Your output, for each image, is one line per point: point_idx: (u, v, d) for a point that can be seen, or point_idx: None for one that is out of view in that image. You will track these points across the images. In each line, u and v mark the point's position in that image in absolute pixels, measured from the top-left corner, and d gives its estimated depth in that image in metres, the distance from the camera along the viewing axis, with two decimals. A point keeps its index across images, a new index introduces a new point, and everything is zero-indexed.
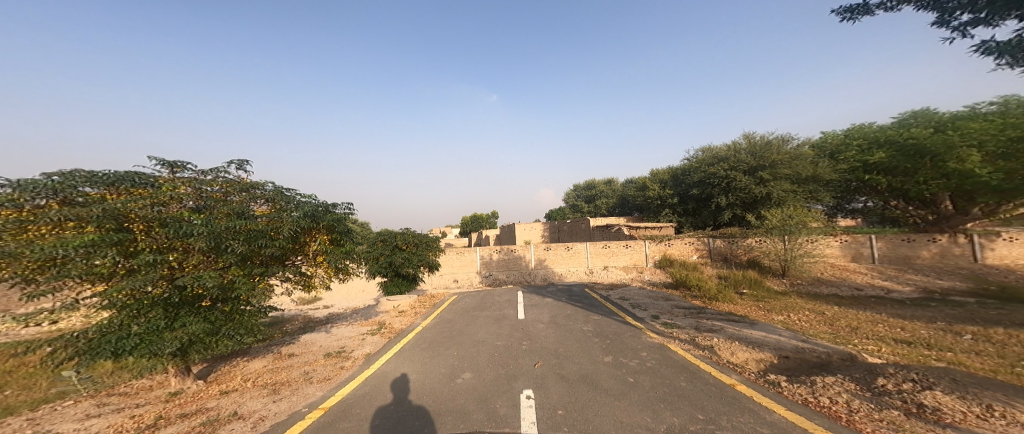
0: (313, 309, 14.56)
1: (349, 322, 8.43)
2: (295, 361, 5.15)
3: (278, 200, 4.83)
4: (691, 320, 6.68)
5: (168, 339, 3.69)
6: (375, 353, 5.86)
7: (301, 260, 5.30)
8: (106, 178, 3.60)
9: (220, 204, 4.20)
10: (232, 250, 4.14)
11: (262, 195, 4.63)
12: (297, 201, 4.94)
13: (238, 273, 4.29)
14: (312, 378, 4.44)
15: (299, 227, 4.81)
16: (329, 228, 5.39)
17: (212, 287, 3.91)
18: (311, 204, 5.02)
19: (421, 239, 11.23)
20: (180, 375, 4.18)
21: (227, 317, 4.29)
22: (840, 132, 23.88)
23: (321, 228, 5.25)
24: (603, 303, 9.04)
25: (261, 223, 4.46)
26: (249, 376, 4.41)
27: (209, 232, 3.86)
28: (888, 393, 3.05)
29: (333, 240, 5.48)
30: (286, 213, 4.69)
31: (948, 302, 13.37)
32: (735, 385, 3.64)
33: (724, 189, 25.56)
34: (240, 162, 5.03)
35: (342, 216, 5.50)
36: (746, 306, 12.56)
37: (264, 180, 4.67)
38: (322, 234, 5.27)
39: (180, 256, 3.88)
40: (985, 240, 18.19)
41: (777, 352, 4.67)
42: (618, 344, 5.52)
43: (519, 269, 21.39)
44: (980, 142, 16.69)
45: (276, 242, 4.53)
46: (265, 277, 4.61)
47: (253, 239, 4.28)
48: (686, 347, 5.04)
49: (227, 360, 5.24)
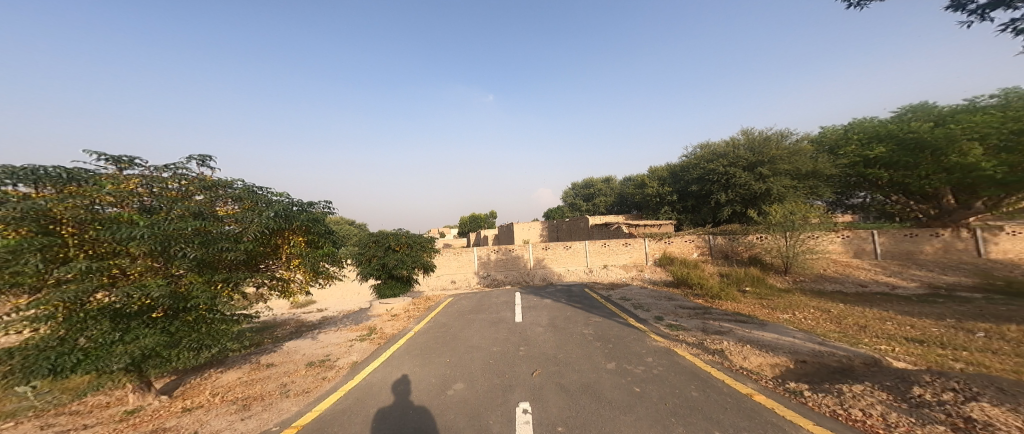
0: (306, 313, 14.17)
1: (339, 327, 8.07)
2: (272, 372, 4.83)
3: (243, 200, 4.51)
4: (696, 321, 6.36)
5: (115, 354, 3.36)
6: (361, 361, 5.53)
7: (275, 264, 4.99)
8: (35, 175, 3.25)
9: (173, 204, 3.85)
10: (185, 255, 3.78)
11: (224, 194, 4.30)
12: (268, 200, 4.63)
13: (196, 280, 3.96)
14: (288, 392, 4.09)
15: (268, 229, 4.47)
16: (305, 229, 5.10)
17: (161, 296, 3.55)
18: (281, 203, 4.69)
19: (415, 240, 10.85)
20: (139, 392, 3.85)
21: (188, 328, 3.95)
22: (839, 126, 23.63)
23: (294, 229, 4.93)
24: (604, 303, 8.72)
25: (221, 224, 4.11)
26: (219, 390, 4.08)
27: (153, 235, 3.49)
28: (928, 405, 2.73)
29: (309, 242, 5.15)
30: (254, 214, 4.36)
31: (955, 298, 13.14)
32: (753, 395, 3.31)
33: (723, 185, 25.28)
34: (202, 159, 4.68)
35: (319, 216, 5.19)
36: (750, 304, 12.30)
37: (231, 179, 4.36)
38: (297, 236, 4.98)
39: (124, 263, 3.51)
40: (988, 235, 18.01)
41: (793, 356, 4.35)
42: (621, 349, 5.20)
43: (518, 269, 21.02)
44: (981, 135, 16.48)
45: (241, 245, 4.19)
46: (229, 283, 4.27)
47: (211, 243, 3.94)
48: (694, 352, 4.71)
49: (198, 372, 4.90)
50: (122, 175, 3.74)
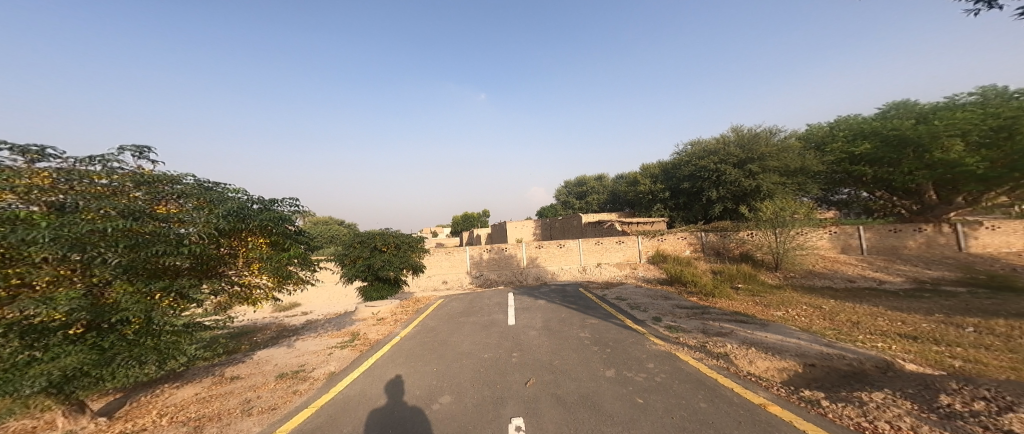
0: (289, 317, 13.61)
1: (320, 333, 7.63)
2: (236, 387, 4.49)
3: (189, 198, 4.13)
4: (696, 322, 6.15)
5: (29, 377, 2.95)
6: (338, 371, 5.17)
7: (232, 269, 4.60)
8: None
9: (95, 200, 3.39)
10: (106, 261, 3.32)
11: (165, 191, 3.90)
12: (221, 198, 4.31)
13: (127, 290, 3.49)
14: (251, 409, 3.74)
15: (216, 229, 4.10)
16: (265, 230, 4.76)
17: (76, 310, 3.09)
18: (234, 202, 4.32)
19: (403, 239, 10.39)
20: (70, 415, 3.45)
21: (126, 343, 3.54)
22: (826, 123, 23.89)
23: (251, 229, 4.58)
24: (599, 304, 8.46)
25: (153, 225, 3.68)
26: (169, 409, 3.75)
27: (58, 238, 3.01)
28: (959, 415, 2.49)
29: (270, 244, 4.87)
30: (198, 214, 4.00)
31: (941, 293, 13.32)
32: (767, 405, 3.06)
33: (714, 182, 25.36)
34: (134, 148, 4.06)
35: (282, 215, 4.87)
36: (744, 302, 12.26)
37: (177, 175, 4.02)
38: (256, 237, 4.66)
39: (22, 273, 3.00)
40: (968, 229, 18.34)
41: (800, 359, 4.13)
42: (621, 354, 4.94)
43: (511, 268, 20.70)
44: (963, 131, 16.59)
45: (181, 249, 3.77)
46: (171, 293, 3.81)
47: (143, 247, 3.53)
48: (698, 356, 4.47)
49: (148, 388, 4.48)
50: (34, 168, 3.29)
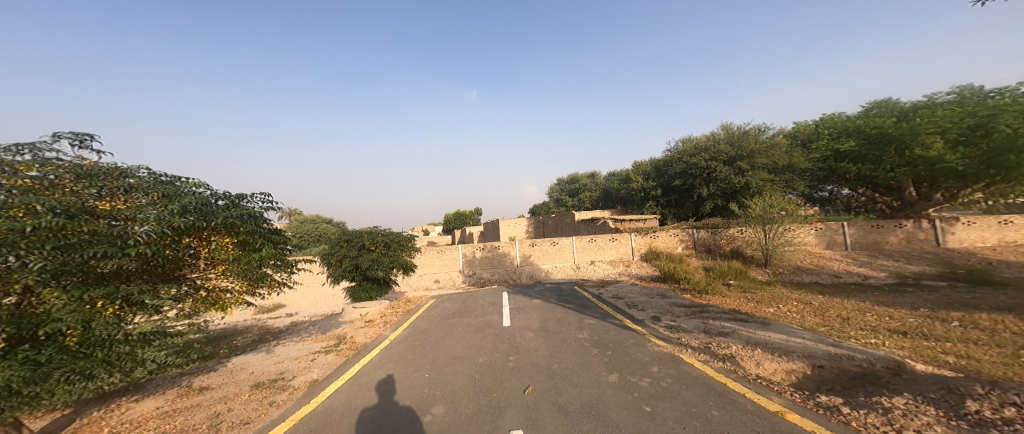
0: (274, 319, 13.12)
1: (303, 337, 7.25)
2: (205, 399, 4.17)
3: (142, 191, 3.58)
4: (696, 321, 6.04)
5: None
6: (321, 379, 4.86)
7: (194, 271, 4.06)
8: None
9: (18, 194, 2.77)
10: (30, 267, 2.69)
11: (111, 184, 3.35)
12: (181, 195, 3.75)
13: (59, 298, 2.91)
14: (220, 425, 3.45)
15: (173, 229, 3.52)
16: (231, 229, 4.21)
17: None
18: (196, 197, 3.76)
19: (392, 238, 10.03)
20: None
21: (66, 355, 3.05)
22: (812, 122, 24.32)
23: (216, 227, 4.03)
24: (596, 303, 8.31)
25: (101, 225, 3.09)
26: (124, 427, 3.45)
27: None
28: (993, 424, 2.35)
29: (239, 244, 4.33)
30: (151, 210, 3.42)
31: (924, 287, 13.64)
32: (784, 413, 2.90)
33: (704, 179, 25.59)
34: (73, 135, 3.60)
35: (254, 212, 4.39)
36: (736, 298, 12.32)
37: (131, 168, 3.60)
38: (222, 237, 4.11)
39: None
40: (946, 225, 18.80)
41: (809, 360, 3.99)
42: (622, 357, 4.77)
43: (503, 266, 20.47)
44: (942, 129, 17.02)
45: (128, 251, 3.18)
46: (117, 300, 3.26)
47: (80, 249, 2.92)
48: (702, 358, 4.32)
49: (100, 402, 4.05)
50: None
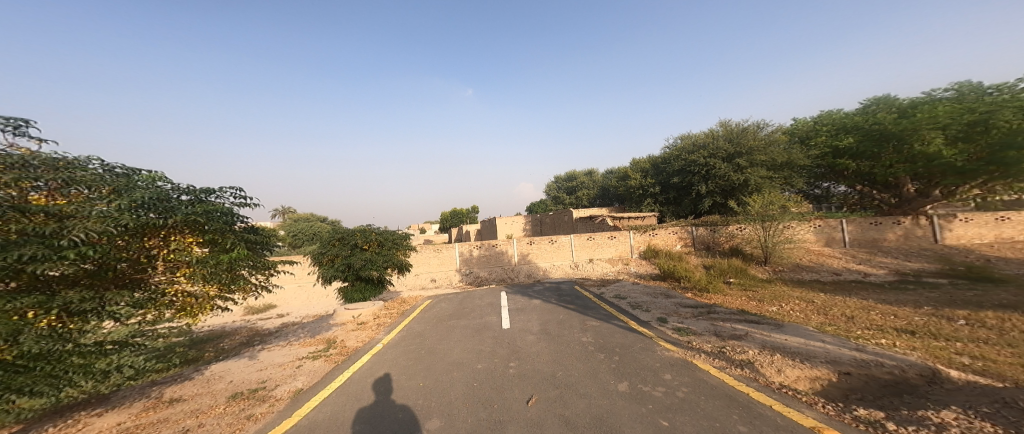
0: (264, 320, 12.71)
1: (291, 341, 6.87)
2: (174, 412, 3.81)
3: (87, 186, 3.04)
4: (705, 323, 5.77)
5: None
6: (306, 388, 4.51)
7: (156, 275, 3.59)
8: None
9: None
10: None
11: (48, 175, 2.82)
12: (132, 188, 3.30)
13: None
14: None
15: (119, 228, 2.94)
16: (196, 227, 3.71)
17: None
18: (150, 192, 3.24)
19: (386, 237, 9.62)
20: None
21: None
22: (811, 118, 24.21)
23: (176, 226, 3.55)
24: (598, 303, 8.03)
25: (33, 222, 2.63)
26: None
27: None
28: None
29: (206, 244, 3.81)
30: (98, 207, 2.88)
31: (925, 284, 13.51)
32: (819, 429, 2.60)
33: (703, 176, 25.42)
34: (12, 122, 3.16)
35: (224, 209, 3.87)
36: (737, 297, 12.12)
37: (82, 159, 3.17)
38: (184, 237, 3.62)
39: None
40: (944, 222, 18.76)
41: (834, 367, 3.70)
42: (631, 363, 4.48)
43: (500, 265, 20.14)
44: (943, 125, 16.89)
45: (63, 256, 2.65)
46: (51, 309, 2.86)
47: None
48: (718, 364, 4.03)
49: (52, 419, 3.66)
50: None
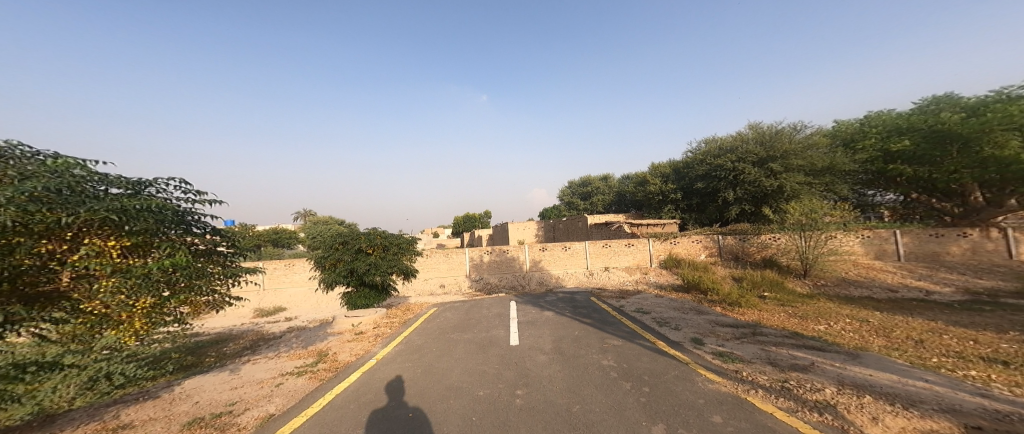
0: (270, 324, 12.39)
1: (280, 352, 6.31)
2: None
3: None
4: (753, 346, 4.77)
5: None
6: (278, 413, 3.82)
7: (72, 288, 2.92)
8: None
9: None
10: None
11: None
12: (40, 174, 2.70)
13: None
14: None
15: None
16: (123, 229, 3.08)
17: None
18: (58, 183, 2.65)
19: (391, 241, 9.02)
20: None
21: None
22: (856, 120, 22.32)
23: (97, 226, 2.92)
24: (619, 318, 7.10)
25: None
26: None
27: None
28: None
29: (133, 249, 3.18)
30: None
31: (1002, 305, 11.75)
32: None
33: (731, 182, 23.84)
34: None
35: (160, 205, 3.30)
36: (774, 313, 10.87)
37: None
38: (114, 243, 3.01)
39: None
40: (1019, 235, 16.59)
41: (958, 418, 2.69)
42: (666, 399, 3.59)
43: (513, 272, 19.33)
44: (1019, 125, 14.99)
45: None
46: None
47: None
48: (784, 405, 3.09)
49: None
50: None
